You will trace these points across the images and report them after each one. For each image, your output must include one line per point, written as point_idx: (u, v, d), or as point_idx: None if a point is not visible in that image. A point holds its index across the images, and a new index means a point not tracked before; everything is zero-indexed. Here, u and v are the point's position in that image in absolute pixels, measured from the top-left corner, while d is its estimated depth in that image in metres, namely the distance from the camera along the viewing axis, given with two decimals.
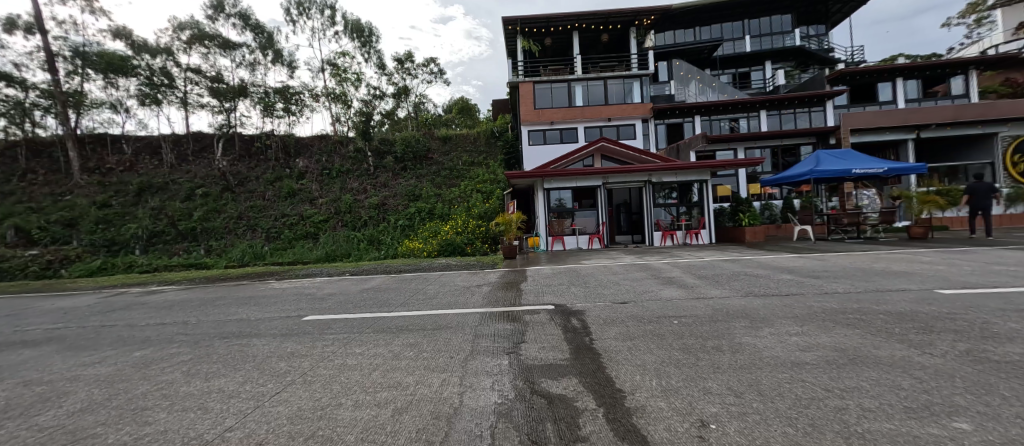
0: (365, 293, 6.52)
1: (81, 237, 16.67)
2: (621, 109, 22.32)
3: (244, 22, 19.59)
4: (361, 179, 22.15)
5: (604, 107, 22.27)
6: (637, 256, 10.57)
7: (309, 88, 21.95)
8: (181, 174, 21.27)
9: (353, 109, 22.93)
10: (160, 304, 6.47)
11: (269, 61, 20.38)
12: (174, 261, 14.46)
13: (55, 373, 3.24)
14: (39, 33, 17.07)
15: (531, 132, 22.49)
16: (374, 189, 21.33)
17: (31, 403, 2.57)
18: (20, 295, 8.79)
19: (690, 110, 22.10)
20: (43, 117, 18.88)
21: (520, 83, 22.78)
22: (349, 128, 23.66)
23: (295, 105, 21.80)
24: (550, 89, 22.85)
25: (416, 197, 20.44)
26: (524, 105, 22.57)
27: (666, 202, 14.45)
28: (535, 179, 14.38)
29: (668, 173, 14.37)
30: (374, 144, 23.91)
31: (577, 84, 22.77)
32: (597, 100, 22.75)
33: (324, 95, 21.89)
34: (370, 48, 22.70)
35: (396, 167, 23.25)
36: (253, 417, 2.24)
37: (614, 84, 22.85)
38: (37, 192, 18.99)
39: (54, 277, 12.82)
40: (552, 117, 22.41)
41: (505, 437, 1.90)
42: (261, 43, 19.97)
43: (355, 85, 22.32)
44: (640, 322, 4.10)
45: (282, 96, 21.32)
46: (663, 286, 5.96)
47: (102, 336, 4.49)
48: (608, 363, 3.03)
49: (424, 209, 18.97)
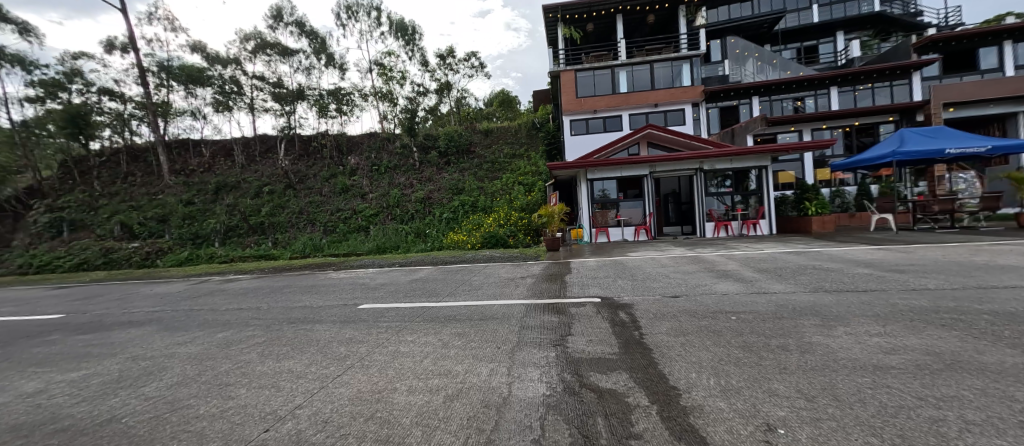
0: (414, 283, 6.79)
1: (172, 232, 19.02)
2: (669, 94, 21.19)
3: (300, 29, 20.93)
4: (407, 173, 22.96)
5: (651, 93, 21.23)
6: (688, 248, 10.03)
7: (358, 88, 22.97)
8: (251, 174, 23.40)
9: (399, 106, 23.81)
10: (237, 291, 7.23)
11: (322, 65, 21.70)
12: (247, 252, 16.00)
13: (156, 349, 3.73)
14: (133, 51, 19.39)
15: (573, 122, 21.90)
16: (420, 183, 22.02)
17: (139, 375, 2.98)
18: (126, 281, 10.15)
19: (747, 91, 20.50)
20: (139, 126, 21.61)
21: (561, 72, 22.27)
22: (395, 126, 24.55)
23: (346, 105, 22.99)
24: (593, 76, 22.18)
25: (459, 191, 20.87)
26: (567, 94, 22.05)
27: (719, 191, 13.65)
28: (579, 170, 14.09)
29: (722, 160, 13.50)
30: (419, 139, 24.63)
31: (622, 70, 21.88)
32: (642, 86, 21.76)
33: (372, 94, 22.90)
34: (413, 46, 23.39)
35: (440, 161, 23.87)
36: (319, 397, 2.44)
37: (662, 67, 21.73)
38: (137, 192, 21.83)
39: (152, 267, 14.64)
40: (595, 106, 21.72)
41: (554, 428, 1.90)
42: (315, 48, 21.26)
43: (401, 83, 23.14)
44: (694, 317, 3.89)
45: (335, 97, 22.50)
46: (718, 280, 5.59)
47: (192, 318, 5.09)
48: (660, 358, 2.90)
49: (468, 202, 19.38)
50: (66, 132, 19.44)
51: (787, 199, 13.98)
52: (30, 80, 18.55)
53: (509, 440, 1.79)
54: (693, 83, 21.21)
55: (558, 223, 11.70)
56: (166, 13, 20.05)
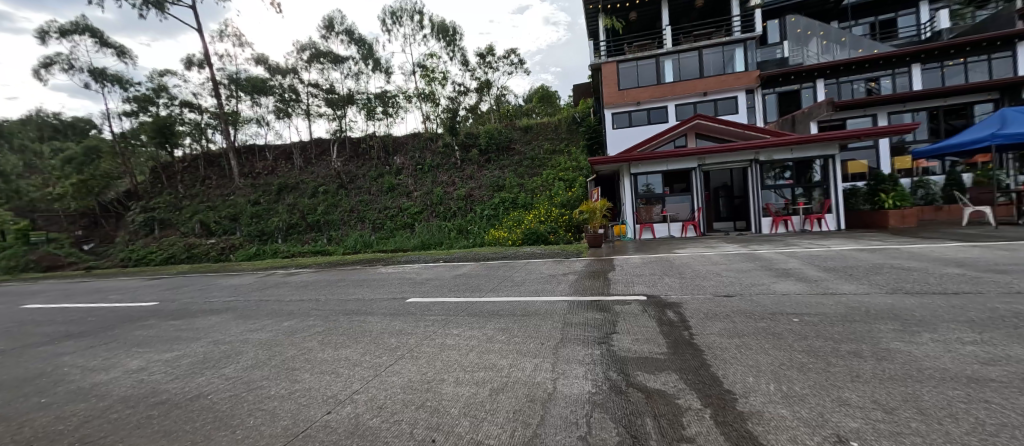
0: (457, 278, 6.98)
1: (242, 229, 21.02)
2: (719, 81, 20.01)
3: (350, 37, 22.13)
4: (449, 172, 23.57)
5: (700, 81, 20.15)
6: (741, 245, 9.42)
7: (403, 91, 23.90)
8: (308, 175, 25.15)
9: (441, 106, 24.44)
10: (298, 283, 7.85)
11: (370, 70, 22.83)
12: (306, 249, 17.28)
13: (233, 335, 4.14)
14: (208, 67, 21.53)
15: (615, 115, 21.35)
16: (462, 180, 22.52)
17: (219, 358, 3.33)
18: (208, 273, 11.38)
19: (811, 74, 18.83)
20: (213, 134, 23.99)
21: (603, 64, 21.52)
22: (437, 126, 25.28)
23: (392, 107, 24.02)
24: (637, 67, 21.34)
25: (500, 188, 21.09)
26: (608, 86, 21.41)
27: (778, 183, 12.69)
28: (622, 165, 13.68)
29: (780, 150, 12.54)
30: (460, 138, 25.13)
31: (668, 58, 20.83)
32: (689, 74, 20.66)
33: (416, 96, 23.75)
34: (454, 46, 23.90)
35: (481, 159, 24.27)
36: (374, 383, 2.59)
37: (711, 53, 20.46)
38: (213, 193, 24.29)
39: (227, 261, 16.27)
40: (639, 97, 20.97)
41: (601, 426, 1.88)
42: (363, 54, 22.41)
43: (442, 84, 23.75)
44: (750, 317, 3.66)
45: (381, 100, 23.59)
46: (777, 280, 5.20)
47: (262, 307, 5.61)
48: (712, 360, 2.76)
49: (508, 199, 19.51)
50: (155, 141, 22.03)
51: (859, 192, 12.77)
52: (127, 96, 21.20)
53: (555, 436, 1.79)
54: (746, 68, 19.78)
55: (600, 220, 11.47)
56: (234, 30, 22.03)
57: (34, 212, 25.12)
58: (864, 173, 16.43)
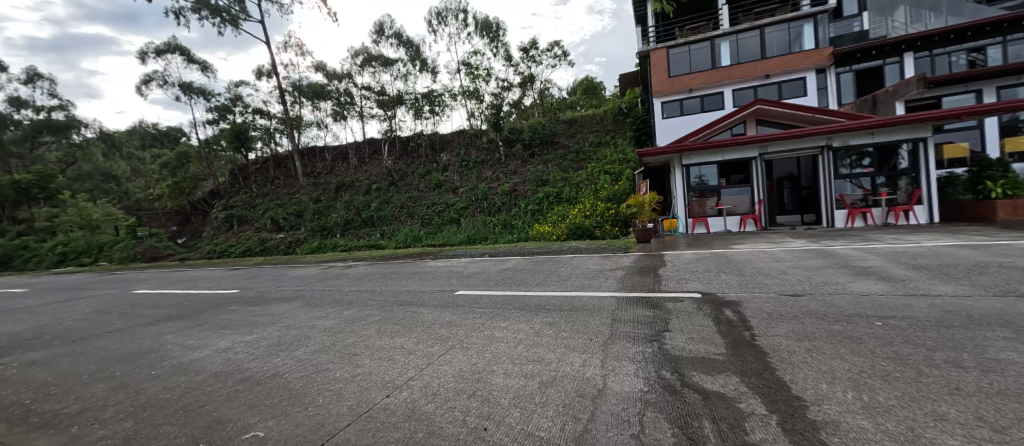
0: (503, 272, 7.07)
1: (306, 225, 22.94)
2: (783, 62, 18.31)
3: (398, 40, 23.02)
4: (493, 168, 23.88)
5: (761, 63, 18.58)
6: (809, 240, 8.60)
7: (448, 89, 24.49)
8: (362, 173, 26.65)
9: (485, 103, 24.71)
10: (356, 275, 8.39)
11: (417, 70, 23.63)
12: (362, 243, 18.48)
13: (302, 321, 4.54)
14: (275, 76, 23.47)
15: (665, 104, 20.41)
16: (506, 176, 22.74)
17: (290, 342, 3.66)
18: (281, 264, 12.56)
19: (898, 47, 16.85)
20: (280, 138, 26.22)
21: (652, 50, 20.74)
22: (481, 122, 25.62)
23: (438, 106, 24.73)
24: (688, 51, 20.18)
25: (543, 183, 21.03)
26: (657, 74, 20.45)
27: (855, 172, 11.48)
28: (673, 156, 13.04)
29: (859, 134, 11.30)
30: (504, 134, 25.25)
31: (724, 40, 19.53)
32: (749, 56, 19.13)
33: (460, 93, 24.22)
34: (498, 42, 24.03)
35: (524, 154, 24.34)
36: (428, 371, 2.71)
37: (773, 32, 18.84)
38: (280, 192, 26.62)
39: (295, 254, 17.88)
40: (691, 84, 19.80)
41: (655, 426, 1.83)
42: (411, 55, 23.24)
43: (486, 80, 24.02)
44: (822, 319, 3.35)
45: (428, 99, 24.39)
46: (854, 279, 4.70)
47: (326, 297, 6.09)
48: (777, 364, 2.57)
49: (552, 193, 19.38)
50: (233, 146, 24.52)
51: (957, 179, 11.29)
52: (210, 106, 23.75)
53: (607, 432, 1.77)
54: (816, 45, 17.97)
55: (649, 214, 11.04)
56: (297, 41, 23.80)
57: (139, 210, 29.19)
58: (965, 158, 14.31)
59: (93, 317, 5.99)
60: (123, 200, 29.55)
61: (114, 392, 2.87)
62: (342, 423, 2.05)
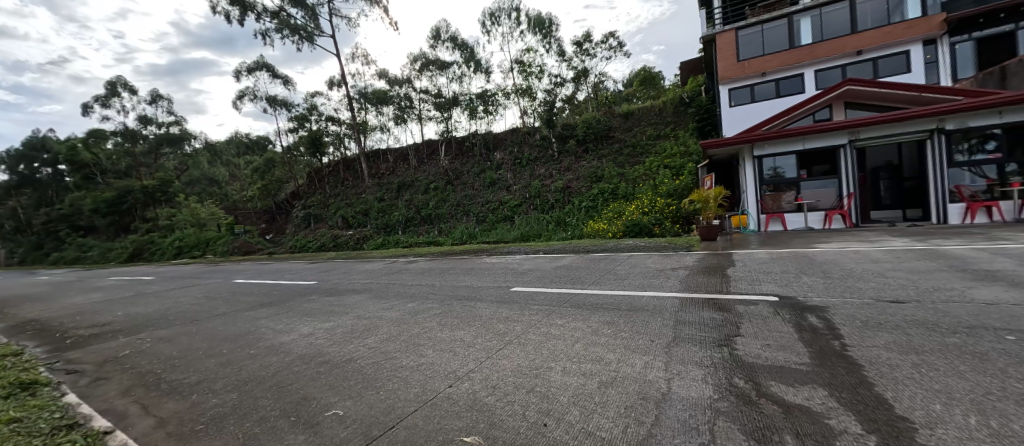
0: (558, 270, 7.06)
1: (372, 223, 24.71)
2: (881, 35, 16.03)
3: (454, 43, 23.80)
4: (547, 165, 23.80)
5: (852, 38, 16.45)
6: (912, 239, 7.46)
7: (501, 88, 24.85)
8: (421, 173, 27.92)
9: (538, 100, 24.66)
10: (416, 270, 8.89)
11: (471, 71, 24.24)
12: (421, 239, 19.53)
13: (371, 312, 4.90)
14: (343, 85, 25.48)
15: (733, 92, 18.80)
16: (559, 173, 22.55)
17: (360, 331, 3.97)
18: (353, 259, 13.72)
19: None
20: (348, 142, 28.46)
21: (718, 34, 19.25)
22: (534, 119, 25.63)
23: (492, 105, 25.21)
24: (761, 32, 18.40)
25: (598, 179, 20.59)
26: (724, 59, 18.89)
27: (975, 159, 9.76)
28: (743, 147, 12.05)
29: (982, 115, 9.59)
30: (557, 130, 24.97)
31: (804, 16, 17.51)
32: (836, 32, 16.97)
33: (513, 91, 24.39)
34: (550, 38, 23.84)
35: (578, 149, 23.95)
36: (486, 364, 2.80)
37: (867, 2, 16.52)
38: (348, 192, 28.91)
39: (363, 250, 19.42)
40: (764, 68, 18.03)
41: (728, 437, 1.72)
42: (465, 57, 23.95)
43: (538, 77, 23.99)
44: (933, 331, 2.90)
45: (482, 99, 24.98)
46: (975, 285, 4.00)
47: (390, 289, 6.53)
48: (874, 378, 2.27)
49: (607, 190, 18.90)
50: (310, 151, 27.17)
51: None
52: (290, 116, 26.48)
53: (673, 439, 1.70)
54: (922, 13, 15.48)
55: (715, 210, 10.31)
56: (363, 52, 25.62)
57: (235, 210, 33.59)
58: None
59: (205, 301, 7.03)
60: (223, 201, 34.12)
61: (223, 367, 3.34)
62: (409, 408, 2.19)
